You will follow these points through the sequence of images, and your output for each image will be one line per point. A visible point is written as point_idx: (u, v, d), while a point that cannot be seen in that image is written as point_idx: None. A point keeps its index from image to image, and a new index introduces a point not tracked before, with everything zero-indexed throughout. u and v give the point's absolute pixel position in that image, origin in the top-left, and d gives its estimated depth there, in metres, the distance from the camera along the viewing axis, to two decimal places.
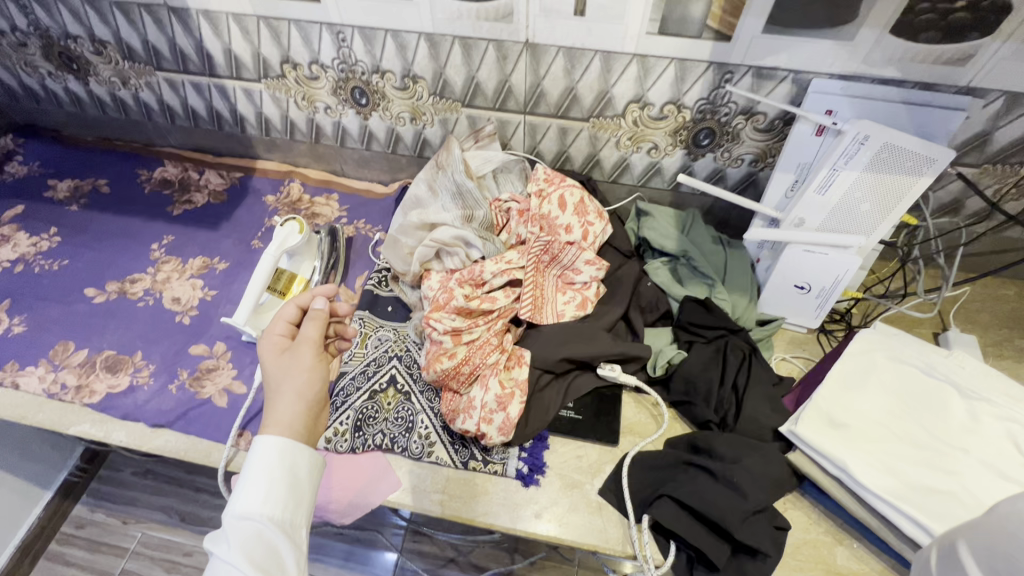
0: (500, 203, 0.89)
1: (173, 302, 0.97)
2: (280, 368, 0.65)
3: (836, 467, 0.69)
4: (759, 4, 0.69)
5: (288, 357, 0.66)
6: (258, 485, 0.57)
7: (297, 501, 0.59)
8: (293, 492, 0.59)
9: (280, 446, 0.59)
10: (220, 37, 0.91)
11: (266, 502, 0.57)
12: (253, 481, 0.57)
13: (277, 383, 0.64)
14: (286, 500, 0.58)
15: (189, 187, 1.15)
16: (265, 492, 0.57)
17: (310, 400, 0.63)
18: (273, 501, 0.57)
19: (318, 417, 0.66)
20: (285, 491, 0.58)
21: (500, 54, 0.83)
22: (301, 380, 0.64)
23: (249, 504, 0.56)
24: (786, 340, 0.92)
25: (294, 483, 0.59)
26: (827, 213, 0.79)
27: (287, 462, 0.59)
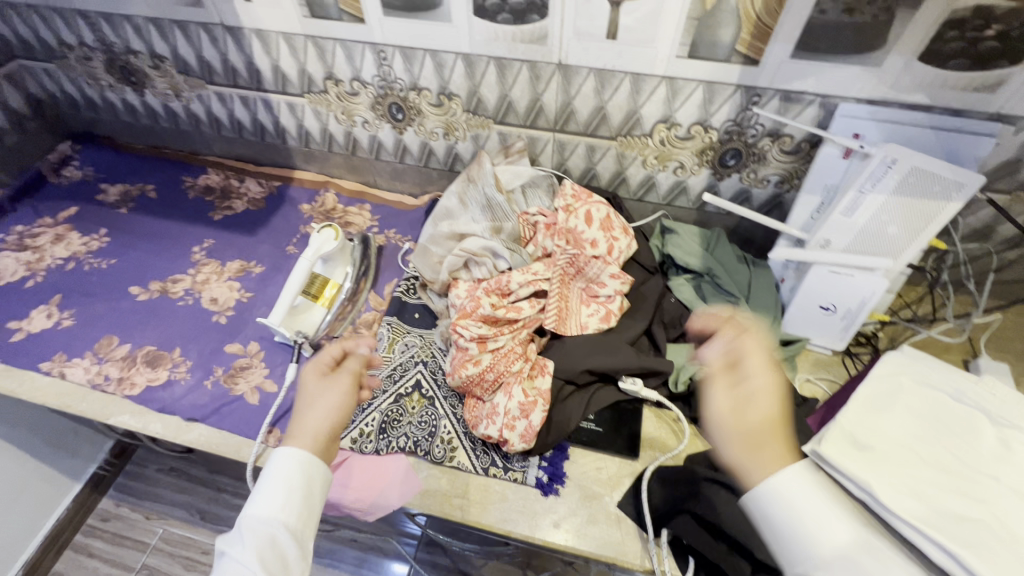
0: (529, 216, 0.90)
1: (212, 302, 1.02)
2: (321, 388, 0.68)
3: (861, 491, 0.67)
4: (787, 30, 0.71)
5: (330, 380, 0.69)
6: (277, 494, 0.58)
7: (309, 512, 0.59)
8: (308, 504, 0.59)
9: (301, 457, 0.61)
10: (269, 53, 0.97)
11: (283, 509, 0.57)
12: (273, 486, 0.58)
13: (314, 402, 0.66)
14: (300, 509, 0.59)
15: (231, 194, 1.20)
16: (282, 500, 0.58)
17: (339, 425, 0.65)
18: (289, 508, 0.58)
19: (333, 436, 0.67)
20: (300, 500, 0.59)
21: (533, 74, 0.86)
22: (338, 404, 0.67)
23: (263, 509, 0.57)
24: (811, 362, 0.92)
25: (309, 494, 0.60)
26: (853, 235, 0.80)
27: (304, 473, 0.60)
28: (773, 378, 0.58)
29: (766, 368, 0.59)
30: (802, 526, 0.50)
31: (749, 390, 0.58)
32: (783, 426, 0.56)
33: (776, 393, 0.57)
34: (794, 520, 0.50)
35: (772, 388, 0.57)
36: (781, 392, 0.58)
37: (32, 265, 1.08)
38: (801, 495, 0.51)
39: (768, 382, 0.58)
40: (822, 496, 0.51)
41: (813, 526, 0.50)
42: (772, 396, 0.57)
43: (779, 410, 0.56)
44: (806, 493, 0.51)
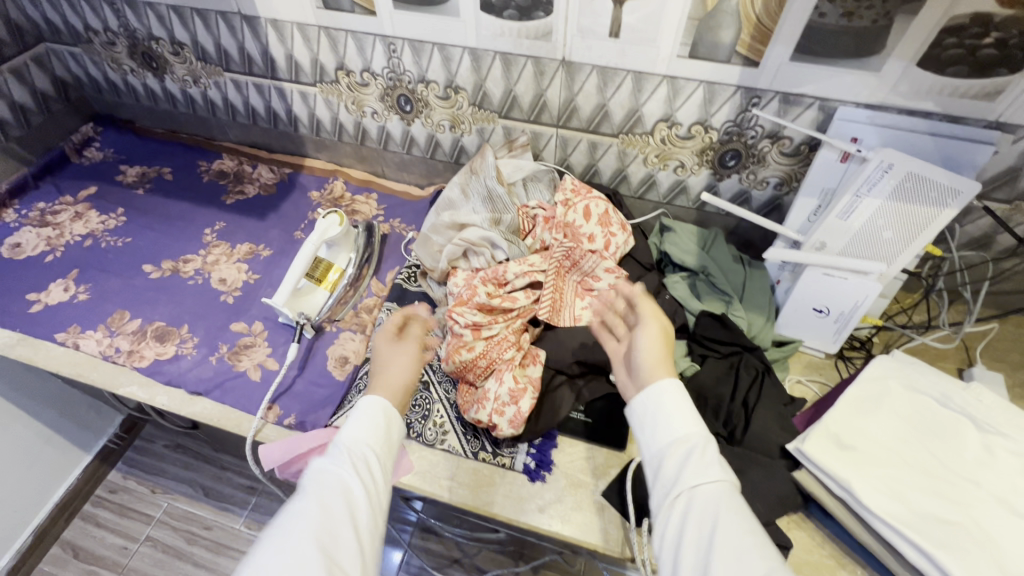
0: (528, 210, 0.92)
1: (220, 282, 1.05)
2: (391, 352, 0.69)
3: (841, 489, 0.69)
4: (787, 33, 0.72)
5: (396, 348, 0.69)
6: (354, 422, 0.58)
7: (387, 446, 0.59)
8: (386, 438, 0.59)
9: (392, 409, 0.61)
10: (284, 43, 1.00)
11: (367, 438, 0.57)
12: (355, 417, 0.58)
13: (385, 366, 0.68)
14: (379, 443, 0.58)
15: (243, 179, 1.24)
16: (377, 438, 0.57)
17: (395, 389, 0.64)
18: (373, 437, 0.57)
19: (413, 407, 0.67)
20: (379, 435, 0.58)
21: (537, 70, 0.88)
22: (397, 369, 0.66)
23: (346, 434, 0.57)
24: (802, 363, 0.93)
25: (389, 435, 0.59)
26: (848, 239, 0.81)
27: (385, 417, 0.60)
28: (656, 326, 0.63)
29: (654, 317, 0.64)
30: (663, 420, 0.56)
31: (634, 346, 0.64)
32: (665, 361, 0.61)
33: (655, 342, 0.62)
34: (664, 414, 0.56)
35: (656, 335, 0.62)
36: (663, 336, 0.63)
37: (52, 240, 1.12)
38: (671, 390, 0.58)
39: (650, 331, 0.63)
40: (691, 404, 0.57)
41: (669, 421, 0.56)
42: (653, 344, 0.62)
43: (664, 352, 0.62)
44: (672, 391, 0.57)
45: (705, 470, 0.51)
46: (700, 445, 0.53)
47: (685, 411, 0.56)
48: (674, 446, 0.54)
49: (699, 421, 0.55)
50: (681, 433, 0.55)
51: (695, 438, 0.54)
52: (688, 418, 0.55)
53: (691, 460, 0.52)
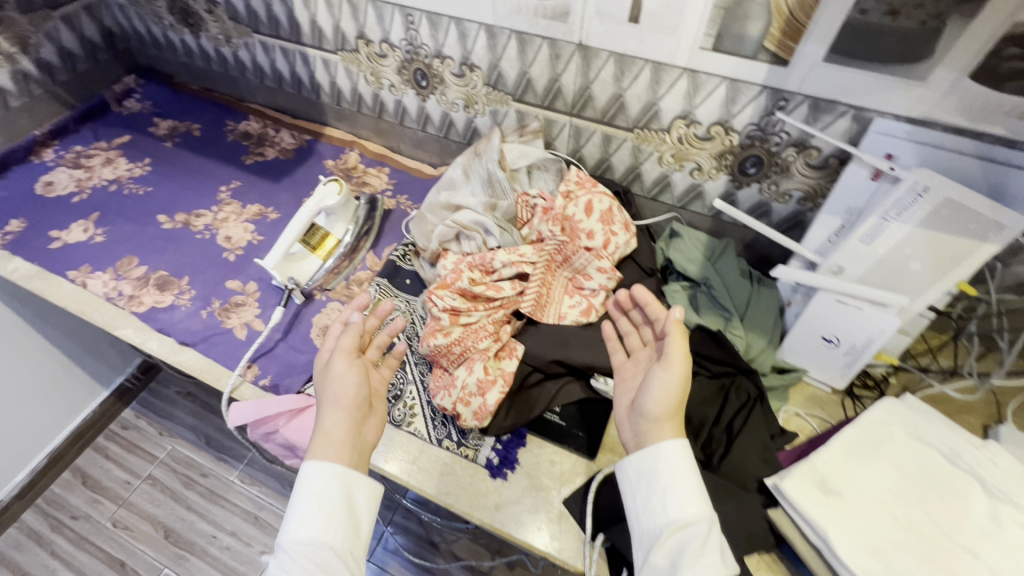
0: (528, 198, 0.88)
1: (225, 240, 1.07)
2: (325, 377, 0.70)
3: (815, 534, 0.63)
4: (822, 30, 0.65)
5: (327, 370, 0.70)
6: (309, 510, 0.61)
7: (354, 531, 0.63)
8: (350, 523, 0.63)
9: (339, 470, 0.64)
10: (308, 8, 1.00)
11: (325, 529, 0.61)
12: (311, 506, 0.61)
13: (323, 394, 0.69)
14: (341, 528, 0.62)
15: (265, 142, 1.26)
16: (342, 525, 0.62)
17: (346, 406, 0.67)
18: (331, 529, 0.61)
19: (364, 423, 0.70)
20: (340, 524, 0.62)
21: (553, 53, 0.84)
22: (338, 390, 0.68)
23: (302, 528, 0.60)
24: (804, 396, 0.86)
25: (352, 517, 0.63)
26: (870, 265, 0.74)
27: (342, 486, 0.63)
28: (678, 372, 0.64)
29: (678, 359, 0.65)
30: (661, 498, 0.61)
31: (648, 383, 0.67)
32: (675, 409, 0.65)
33: (672, 390, 0.64)
34: (672, 486, 0.61)
35: (674, 384, 0.65)
36: (680, 384, 0.65)
37: (81, 183, 1.18)
38: (673, 459, 0.62)
39: (670, 375, 0.65)
40: (690, 486, 0.61)
41: (668, 499, 0.60)
42: (669, 389, 0.65)
43: (676, 400, 0.65)
44: (674, 464, 0.62)
45: (701, 561, 0.56)
46: (698, 529, 0.58)
47: (685, 489, 0.61)
48: (669, 529, 0.59)
49: (696, 504, 0.60)
50: (676, 516, 0.59)
51: (692, 523, 0.59)
52: (687, 499, 0.60)
53: (687, 546, 0.57)
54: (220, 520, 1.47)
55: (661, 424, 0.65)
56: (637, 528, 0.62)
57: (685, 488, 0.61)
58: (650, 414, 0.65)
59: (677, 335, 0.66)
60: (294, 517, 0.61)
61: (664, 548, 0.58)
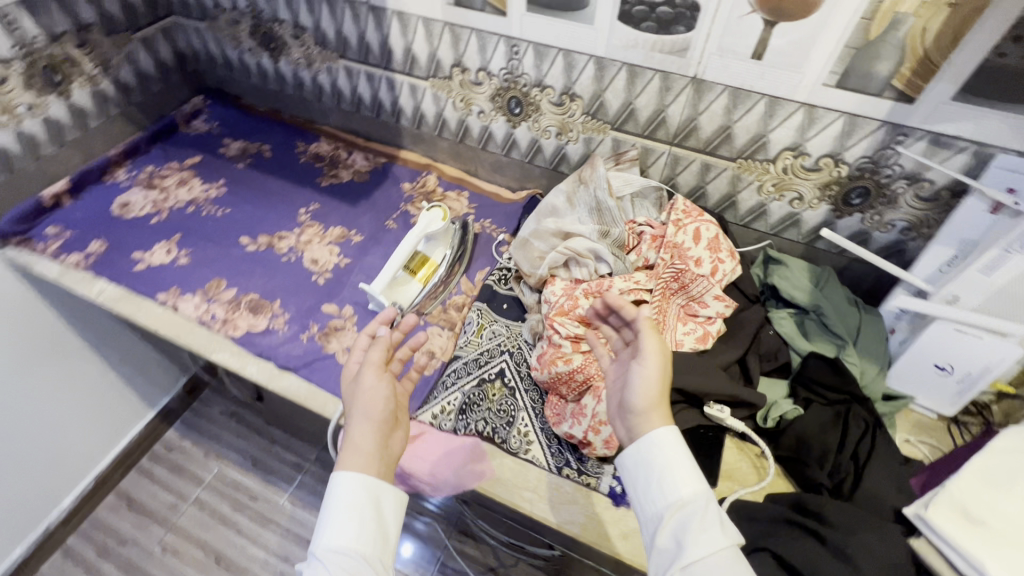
0: (635, 226, 0.90)
1: (312, 262, 1.07)
2: (351, 389, 0.69)
3: (969, 567, 0.63)
4: (955, 70, 0.67)
5: (354, 383, 0.70)
6: (340, 519, 0.60)
7: (383, 540, 0.62)
8: (381, 533, 0.62)
9: (366, 479, 0.63)
10: (405, 36, 1.01)
11: (356, 538, 0.59)
12: (343, 515, 0.60)
13: (351, 407, 0.68)
14: (374, 539, 0.61)
15: (338, 164, 1.27)
16: (372, 534, 0.60)
17: (376, 420, 0.67)
18: (364, 538, 0.60)
19: (390, 436, 0.69)
20: (372, 533, 0.61)
21: (664, 85, 0.86)
22: (367, 403, 0.67)
23: (335, 537, 0.59)
24: (912, 422, 0.87)
25: (382, 526, 0.62)
26: (987, 296, 0.75)
27: (372, 497, 0.62)
28: (655, 365, 0.65)
29: (654, 353, 0.66)
30: (658, 482, 0.60)
31: (629, 378, 0.67)
32: (659, 399, 0.64)
33: (651, 381, 0.64)
34: (664, 471, 0.60)
35: (653, 377, 0.65)
36: (659, 376, 0.65)
37: (158, 204, 1.17)
38: (662, 444, 0.61)
39: (648, 369, 0.65)
40: (684, 465, 0.60)
41: (665, 482, 0.60)
42: (649, 382, 0.65)
43: (657, 392, 0.64)
44: (665, 448, 0.61)
45: (703, 536, 0.55)
46: (697, 506, 0.57)
47: (679, 469, 0.60)
48: (669, 510, 0.58)
49: (690, 482, 0.59)
50: (673, 497, 0.59)
51: (690, 501, 0.58)
52: (682, 478, 0.59)
53: (687, 523, 0.57)
54: (272, 545, 1.43)
55: (650, 416, 0.63)
56: (643, 515, 0.61)
57: (676, 469, 0.60)
58: (637, 408, 0.64)
59: (649, 330, 0.66)
60: (325, 525, 0.60)
61: (668, 530, 0.57)
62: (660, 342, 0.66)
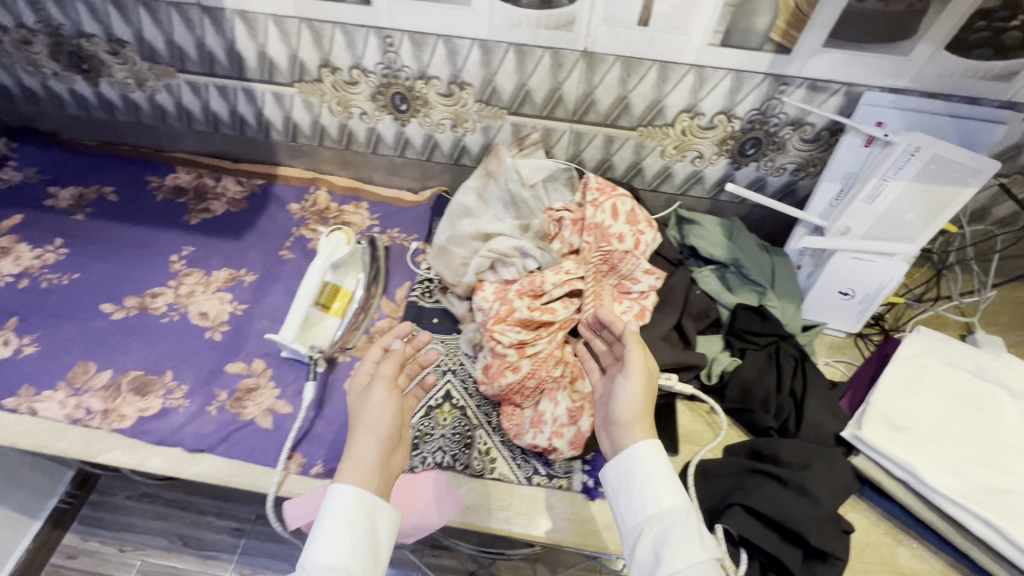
0: (553, 212, 0.87)
1: (202, 317, 0.92)
2: (359, 402, 0.67)
3: (903, 470, 0.71)
4: (823, 18, 0.70)
5: (362, 395, 0.68)
6: (333, 534, 0.57)
7: (374, 560, 0.59)
8: (372, 552, 0.59)
9: (361, 497, 0.60)
10: (255, 39, 0.87)
11: (348, 555, 0.57)
12: (336, 532, 0.57)
13: (355, 421, 0.66)
14: (365, 558, 0.58)
15: (207, 195, 1.09)
16: (364, 553, 0.58)
17: (382, 435, 0.64)
18: (356, 557, 0.57)
19: (392, 455, 0.66)
20: (365, 551, 0.58)
21: (555, 62, 0.82)
22: (373, 415, 0.65)
23: (326, 553, 0.56)
24: (827, 345, 0.95)
25: (375, 544, 0.60)
26: (873, 222, 0.82)
27: (368, 514, 0.60)
28: (637, 378, 0.67)
29: (637, 366, 0.68)
30: (638, 496, 0.62)
31: (614, 392, 0.69)
32: (642, 412, 0.67)
33: (635, 395, 0.66)
34: (646, 485, 0.62)
35: (635, 391, 0.67)
36: (642, 390, 0.67)
37: None
38: (645, 460, 0.63)
39: (631, 382, 0.67)
40: (664, 480, 0.62)
41: (645, 495, 0.62)
42: (632, 396, 0.67)
43: (642, 405, 0.67)
44: (647, 463, 0.63)
45: (682, 549, 0.58)
46: (676, 519, 0.60)
47: (659, 482, 0.62)
48: (649, 523, 0.61)
49: (671, 496, 0.61)
50: (654, 510, 0.61)
51: (669, 514, 0.60)
52: (661, 491, 0.62)
53: (667, 537, 0.59)
54: None
55: (632, 428, 0.66)
56: (625, 529, 0.64)
57: (658, 482, 0.62)
58: (621, 421, 0.67)
59: (635, 345, 0.69)
60: (315, 538, 0.58)
61: (648, 544, 0.60)
62: (645, 358, 0.68)
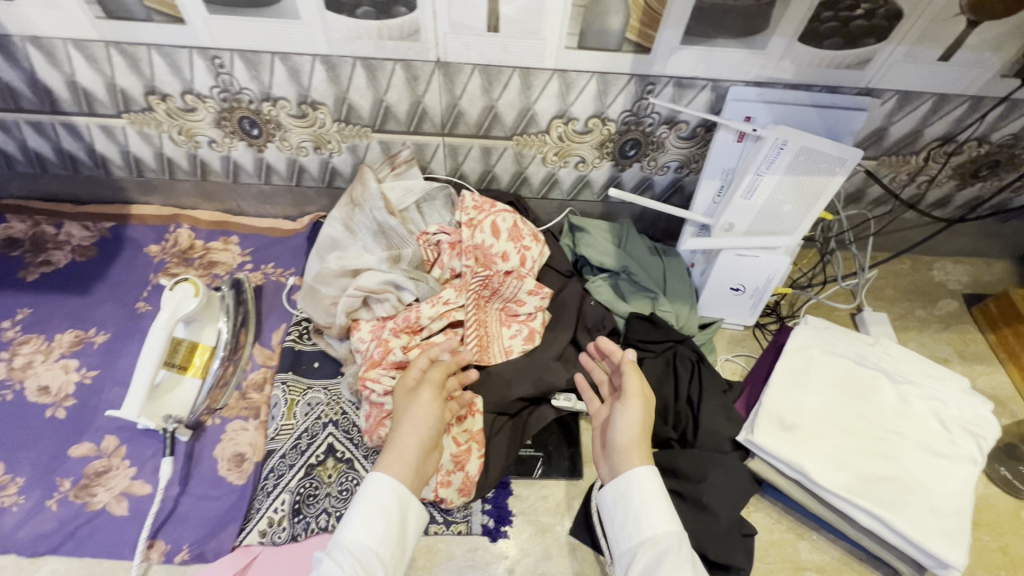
0: (429, 237, 0.82)
1: (40, 393, 0.80)
2: (403, 403, 0.63)
3: (795, 471, 0.70)
4: (676, 15, 0.67)
5: (408, 395, 0.64)
6: (367, 517, 0.54)
7: (401, 552, 0.56)
8: (401, 543, 0.55)
9: (398, 488, 0.56)
10: (59, 67, 0.75)
11: (379, 539, 0.54)
12: (371, 513, 0.54)
13: (398, 420, 0.62)
14: (394, 548, 0.55)
15: (46, 245, 0.95)
16: (394, 542, 0.55)
17: (427, 436, 0.60)
18: (387, 543, 0.54)
19: (430, 458, 0.62)
20: (396, 542, 0.55)
21: (410, 74, 0.75)
22: (419, 415, 0.61)
23: (358, 535, 0.53)
24: (726, 340, 0.94)
25: (405, 534, 0.56)
26: (754, 217, 0.80)
27: (402, 505, 0.56)
28: (636, 406, 0.64)
29: (636, 394, 0.65)
30: (633, 517, 0.58)
31: (614, 419, 0.65)
32: (643, 440, 0.63)
33: (634, 423, 0.63)
34: (642, 507, 0.58)
35: (634, 418, 0.64)
36: (642, 418, 0.64)
37: None
38: (644, 482, 0.59)
39: (630, 409, 0.64)
40: (663, 503, 0.58)
41: (641, 517, 0.58)
42: (631, 423, 0.63)
43: (640, 432, 0.63)
44: (645, 484, 0.59)
45: None
46: (673, 544, 0.55)
47: (658, 504, 0.58)
48: (643, 547, 0.56)
49: (667, 520, 0.57)
50: (649, 533, 0.57)
51: (665, 538, 0.56)
52: (658, 515, 0.57)
53: (662, 562, 0.54)
54: None
55: (630, 454, 0.62)
56: (618, 552, 0.59)
57: (657, 503, 0.58)
58: (618, 448, 0.63)
59: (632, 371, 0.66)
60: (347, 515, 0.55)
61: (640, 566, 0.55)
62: (642, 385, 0.66)
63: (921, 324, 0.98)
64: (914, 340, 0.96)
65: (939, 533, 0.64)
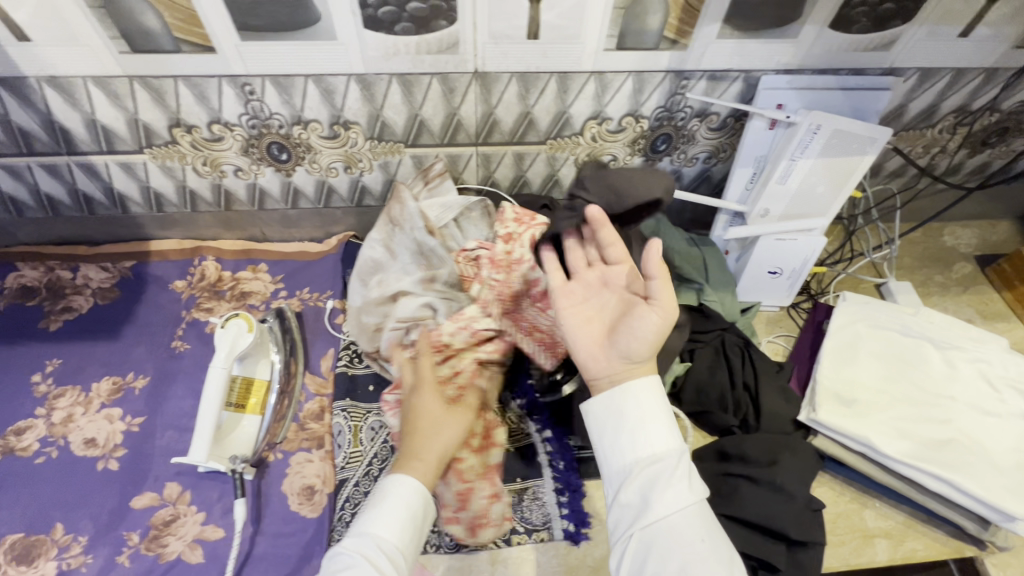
0: (467, 253, 0.77)
1: (86, 446, 0.76)
2: (431, 411, 0.64)
3: (860, 444, 0.73)
4: (714, 10, 0.68)
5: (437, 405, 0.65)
6: (392, 513, 0.55)
7: (417, 550, 0.57)
8: (418, 541, 0.57)
9: (420, 489, 0.58)
10: (77, 106, 0.72)
11: (402, 536, 0.55)
12: (394, 510, 0.56)
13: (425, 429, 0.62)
14: (413, 544, 0.56)
15: (64, 291, 0.90)
16: (413, 539, 0.56)
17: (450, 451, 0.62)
18: (408, 540, 0.55)
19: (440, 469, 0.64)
20: (415, 539, 0.56)
21: (446, 87, 0.74)
22: (448, 427, 0.63)
23: (385, 530, 0.54)
24: (765, 322, 0.96)
25: (422, 533, 0.57)
26: (789, 201, 0.83)
27: (423, 505, 0.58)
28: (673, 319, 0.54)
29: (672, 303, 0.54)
30: (631, 434, 0.54)
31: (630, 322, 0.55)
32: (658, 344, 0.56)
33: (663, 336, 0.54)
34: (640, 423, 0.54)
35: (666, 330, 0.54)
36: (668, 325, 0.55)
37: None
38: (646, 399, 0.54)
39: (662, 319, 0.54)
40: (663, 419, 0.54)
41: (638, 435, 0.53)
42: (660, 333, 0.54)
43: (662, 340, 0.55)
44: (646, 401, 0.54)
45: (673, 493, 0.51)
46: (672, 464, 0.52)
47: (659, 421, 0.54)
48: (638, 467, 0.53)
49: (668, 438, 0.53)
50: (647, 452, 0.53)
51: (665, 457, 0.53)
52: (659, 433, 0.53)
53: (661, 481, 0.51)
54: None
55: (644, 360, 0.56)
56: (605, 470, 0.56)
57: (655, 420, 0.54)
58: (636, 353, 0.55)
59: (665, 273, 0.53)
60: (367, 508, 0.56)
61: (635, 485, 0.52)
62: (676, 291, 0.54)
63: (943, 289, 1.02)
64: (937, 305, 1.00)
65: (1004, 488, 0.68)
